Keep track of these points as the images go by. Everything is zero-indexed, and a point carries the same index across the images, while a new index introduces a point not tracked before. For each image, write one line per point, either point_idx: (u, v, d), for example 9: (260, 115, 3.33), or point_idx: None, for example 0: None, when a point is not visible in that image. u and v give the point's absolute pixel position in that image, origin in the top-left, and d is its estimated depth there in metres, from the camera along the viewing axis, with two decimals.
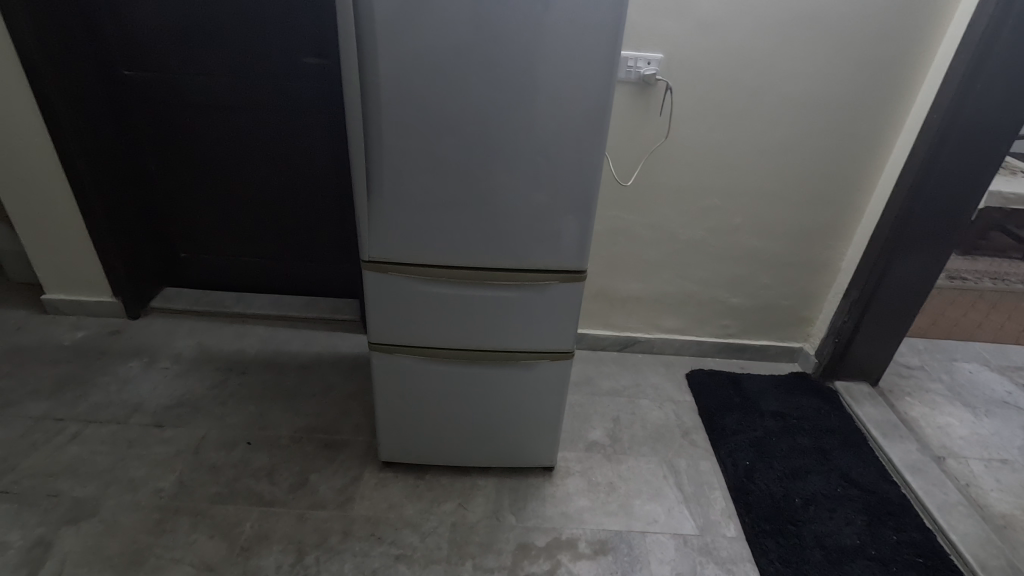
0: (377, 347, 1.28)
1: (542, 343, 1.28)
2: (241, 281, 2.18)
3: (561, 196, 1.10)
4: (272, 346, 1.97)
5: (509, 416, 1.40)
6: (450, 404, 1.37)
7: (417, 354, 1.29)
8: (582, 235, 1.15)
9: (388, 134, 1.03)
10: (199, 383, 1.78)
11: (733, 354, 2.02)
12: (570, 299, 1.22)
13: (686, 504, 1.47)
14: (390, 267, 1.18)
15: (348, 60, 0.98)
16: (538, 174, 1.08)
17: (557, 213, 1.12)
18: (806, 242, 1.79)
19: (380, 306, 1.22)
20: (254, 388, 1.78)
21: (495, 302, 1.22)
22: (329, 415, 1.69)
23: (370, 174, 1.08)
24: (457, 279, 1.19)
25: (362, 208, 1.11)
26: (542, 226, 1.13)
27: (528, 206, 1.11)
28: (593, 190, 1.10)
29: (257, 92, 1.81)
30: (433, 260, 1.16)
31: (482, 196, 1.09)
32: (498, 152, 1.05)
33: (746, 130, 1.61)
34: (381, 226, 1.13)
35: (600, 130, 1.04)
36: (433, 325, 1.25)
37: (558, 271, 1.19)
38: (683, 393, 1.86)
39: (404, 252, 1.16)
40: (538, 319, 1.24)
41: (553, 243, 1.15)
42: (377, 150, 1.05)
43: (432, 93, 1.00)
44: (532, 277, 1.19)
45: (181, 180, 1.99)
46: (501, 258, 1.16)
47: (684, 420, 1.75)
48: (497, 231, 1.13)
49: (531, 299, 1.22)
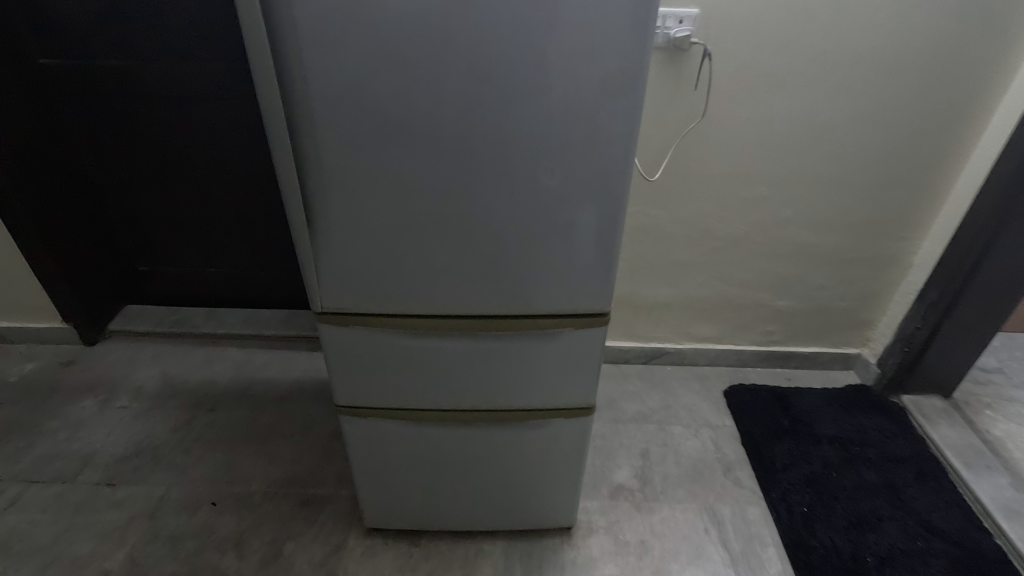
0: (346, 410, 1.02)
1: (555, 399, 1.01)
2: (210, 295, 1.91)
3: (575, 215, 0.80)
4: (245, 373, 1.72)
5: (518, 477, 1.14)
6: (444, 467, 1.11)
7: (398, 417, 1.02)
8: (607, 264, 0.85)
9: (328, 146, 0.73)
10: (160, 425, 1.54)
11: (778, 362, 1.73)
12: (591, 348, 0.94)
13: (735, 570, 1.23)
14: (350, 318, 0.89)
15: (258, 49, 0.67)
16: (543, 188, 0.77)
17: (571, 237, 0.82)
18: (872, 235, 1.48)
19: (344, 364, 0.95)
20: (223, 429, 1.54)
21: (491, 354, 0.94)
22: (309, 462, 1.44)
23: (308, 201, 0.78)
24: (443, 331, 0.91)
25: (304, 247, 0.83)
26: (552, 253, 0.83)
27: (532, 231, 0.81)
28: (622, 204, 0.79)
29: (201, 78, 1.50)
30: (407, 308, 0.88)
31: (466, 220, 0.80)
32: (483, 167, 0.75)
33: (804, 101, 1.27)
34: (332, 268, 0.84)
35: (633, 126, 0.72)
36: (416, 385, 0.98)
37: (574, 313, 0.90)
38: (721, 415, 1.59)
39: (367, 299, 0.87)
40: (550, 373, 0.97)
41: (568, 274, 0.85)
42: (316, 170, 0.75)
43: (384, 86, 0.69)
44: (539, 324, 0.91)
45: (127, 187, 1.71)
46: (497, 299, 0.88)
47: (725, 451, 1.49)
48: (491, 263, 0.84)
49: (540, 349, 0.94)
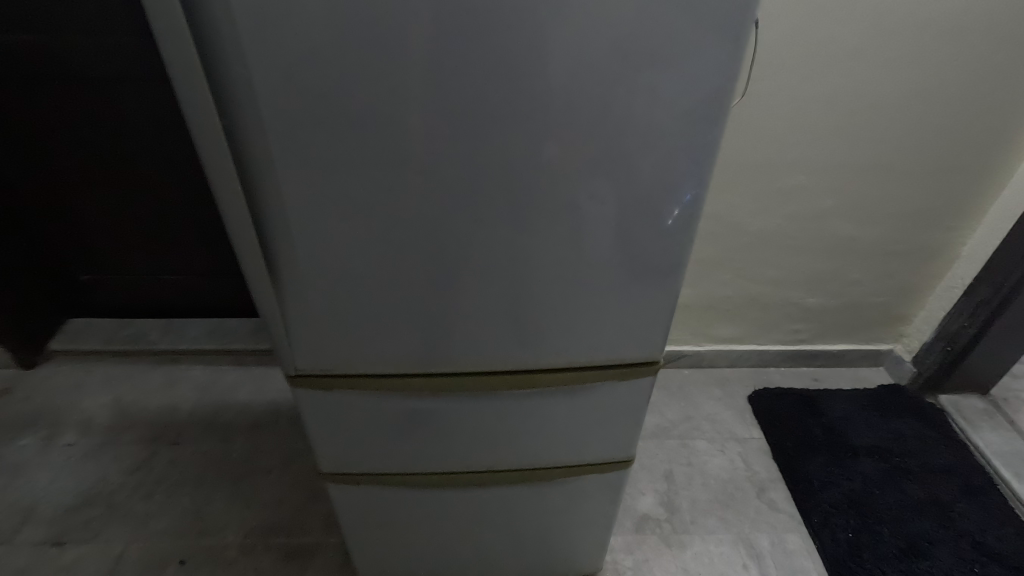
0: (334, 479, 0.84)
1: (588, 456, 0.84)
2: (168, 306, 1.66)
3: (607, 227, 0.59)
4: (211, 396, 1.51)
5: (539, 532, 0.98)
6: (453, 528, 0.95)
7: (395, 484, 0.84)
8: (647, 284, 0.64)
9: (282, 166, 0.53)
10: (114, 466, 1.34)
11: (804, 361, 1.59)
12: (633, 401, 0.77)
13: None
14: (328, 381, 0.70)
15: (178, 45, 0.46)
16: (562, 196, 0.56)
17: (601, 255, 0.61)
18: (918, 224, 1.31)
19: (328, 431, 0.77)
20: (189, 467, 1.34)
21: (509, 413, 0.77)
22: (290, 504, 1.26)
23: (265, 241, 0.58)
24: (449, 392, 0.73)
25: (265, 300, 0.63)
26: (574, 277, 0.63)
27: (548, 253, 0.60)
28: (671, 210, 0.58)
29: (131, 50, 1.23)
30: (400, 367, 0.69)
31: (458, 244, 0.59)
32: (497, 199, 0.56)
33: (858, 75, 1.08)
34: (302, 322, 0.65)
35: (693, 108, 0.51)
36: (414, 449, 0.80)
37: (603, 352, 0.71)
38: (748, 426, 1.44)
39: (348, 358, 0.68)
40: (581, 428, 0.80)
41: (595, 301, 0.65)
42: (272, 202, 0.55)
43: (351, 77, 0.48)
44: (572, 379, 0.73)
45: (54, 187, 1.44)
46: (513, 345, 0.69)
47: (755, 469, 1.35)
48: (493, 293, 0.63)
49: (570, 405, 0.76)
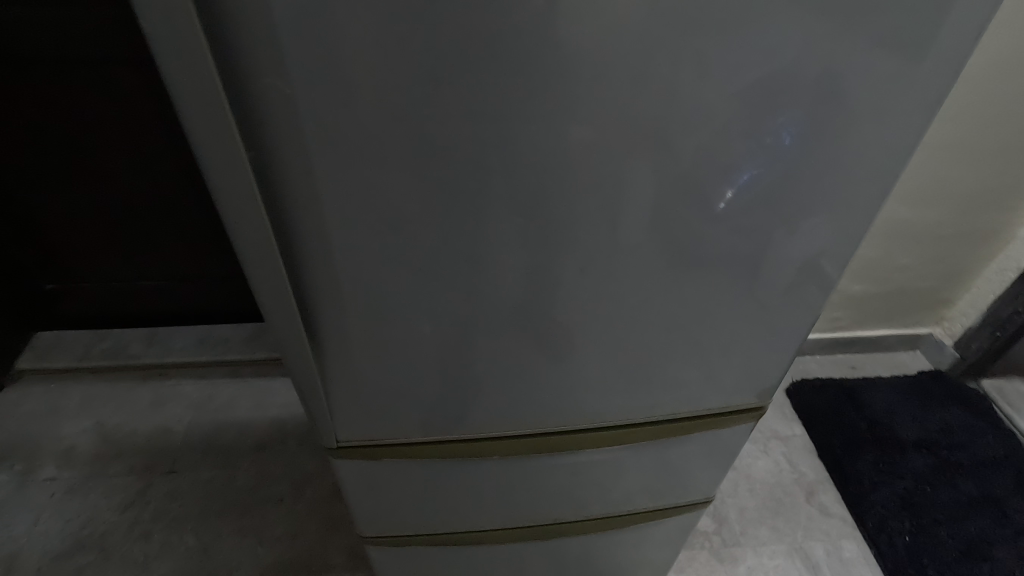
0: (380, 532, 0.74)
1: (670, 495, 0.78)
2: (149, 313, 1.49)
3: (639, 219, 0.44)
4: (206, 415, 1.37)
5: (598, 558, 0.92)
6: (508, 561, 0.88)
7: (450, 534, 0.78)
8: (696, 288, 0.50)
9: (343, 221, 0.41)
10: (105, 503, 1.20)
11: (840, 349, 1.51)
12: (723, 445, 0.71)
13: None
14: (390, 451, 0.62)
15: (186, 60, 0.32)
16: (575, 183, 0.41)
17: (632, 255, 0.46)
18: (977, 206, 1.22)
19: (376, 492, 0.68)
20: (190, 499, 1.21)
21: (578, 468, 0.69)
22: (308, 536, 1.15)
23: (318, 306, 0.47)
24: (530, 454, 0.65)
25: (304, 360, 0.52)
26: (600, 285, 0.48)
27: (563, 257, 0.45)
28: (724, 194, 0.43)
29: (87, 24, 1.04)
30: (477, 429, 0.61)
31: (444, 254, 0.44)
32: (590, 254, 0.46)
33: None
34: (361, 391, 0.55)
35: (822, 130, 0.40)
36: (478, 504, 0.73)
37: (639, 370, 0.57)
38: (790, 423, 1.37)
39: (415, 425, 0.59)
40: (668, 472, 0.73)
41: (630, 312, 0.51)
42: (332, 263, 0.44)
43: (433, 107, 0.35)
44: (668, 433, 0.66)
45: (7, 186, 1.24)
46: (601, 399, 0.59)
47: (802, 470, 1.28)
48: (495, 312, 0.49)
49: (644, 456, 0.69)
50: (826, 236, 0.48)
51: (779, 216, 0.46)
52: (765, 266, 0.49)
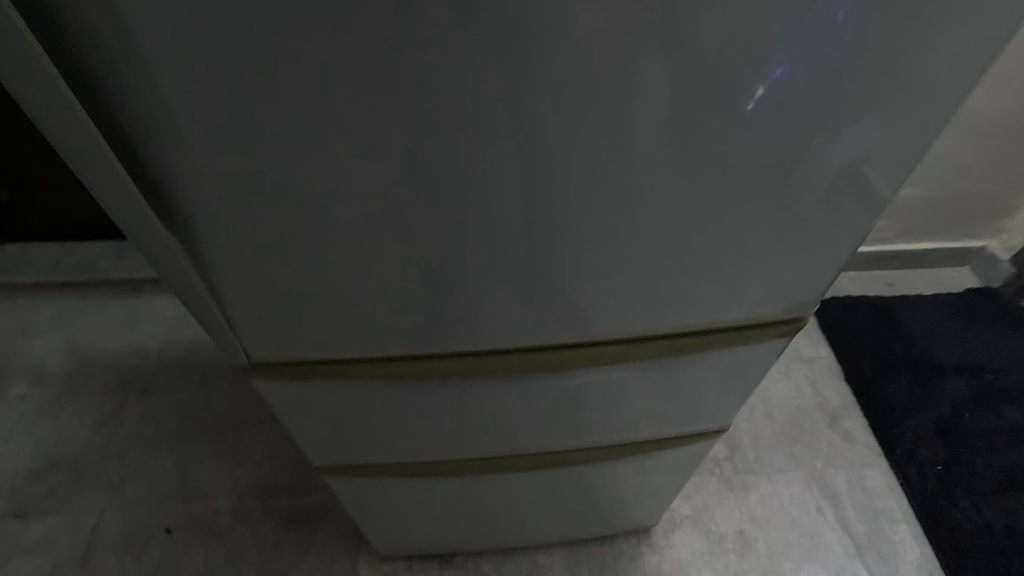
0: (341, 460, 0.65)
1: (677, 424, 0.67)
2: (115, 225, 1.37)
3: (631, 129, 0.29)
4: (182, 332, 1.28)
5: (595, 488, 0.83)
6: (493, 491, 0.79)
7: (415, 463, 0.68)
8: (713, 219, 0.36)
9: (214, 134, 0.28)
10: (78, 421, 1.14)
11: (878, 265, 1.35)
12: (746, 367, 0.58)
13: (863, 561, 0.96)
14: (320, 373, 0.47)
15: None
16: (524, 72, 0.26)
17: (622, 178, 0.32)
18: None
19: (324, 420, 0.57)
20: (166, 419, 1.14)
21: (565, 394, 0.57)
22: (289, 459, 1.09)
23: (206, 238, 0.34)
24: (508, 376, 0.51)
25: (180, 277, 0.38)
26: (579, 224, 0.35)
27: (523, 176, 0.32)
28: (752, 93, 0.28)
29: None
30: (431, 351, 0.46)
31: (347, 176, 0.30)
32: (574, 201, 0.33)
33: None
34: (255, 310, 0.40)
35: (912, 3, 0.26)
36: (449, 433, 0.62)
37: (632, 301, 0.43)
38: (815, 343, 1.24)
39: (347, 347, 0.45)
40: (676, 398, 0.61)
41: (622, 254, 0.38)
42: (191, 169, 0.30)
43: None
44: (687, 353, 0.51)
45: None
46: (595, 321, 0.45)
47: (825, 395, 1.16)
48: (437, 250, 0.36)
49: (646, 380, 0.56)
50: (913, 148, 0.33)
51: (842, 121, 0.31)
52: (813, 191, 0.35)
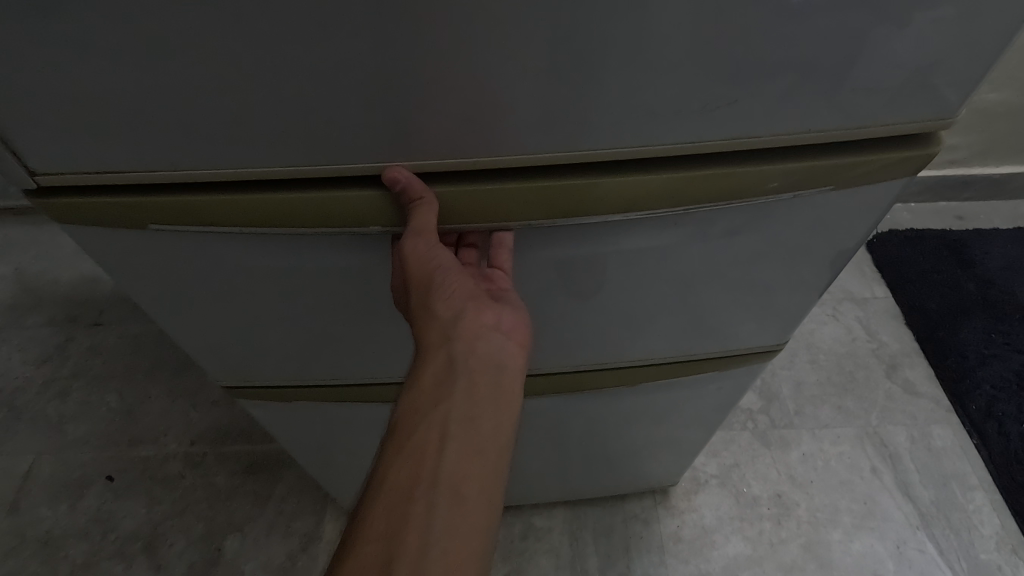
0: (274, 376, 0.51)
1: (705, 340, 0.51)
2: None
3: (677, 17, 0.27)
4: None
5: (600, 440, 0.67)
6: None
7: (365, 388, 0.53)
8: (764, 136, 0.33)
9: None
10: (19, 357, 1.01)
11: (945, 194, 1.14)
12: (803, 248, 0.42)
13: (929, 534, 0.79)
14: (197, 201, 0.34)
15: None
16: None
17: (664, 81, 0.30)
18: None
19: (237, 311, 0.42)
20: (116, 356, 1.01)
21: (555, 280, 0.42)
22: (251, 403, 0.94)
23: (106, 69, 0.27)
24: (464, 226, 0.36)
25: None
26: (607, 133, 0.32)
27: (547, 43, 0.27)
28: None
29: None
30: (349, 167, 0.33)
31: (356, 67, 0.28)
32: (606, 106, 0.30)
33: None
34: (93, 84, 0.28)
35: None
36: (401, 339, 0.47)
37: (648, 146, 0.33)
38: (869, 284, 1.05)
39: (226, 153, 0.31)
40: (705, 297, 0.45)
41: (653, 172, 0.34)
42: None
43: None
44: (722, 198, 0.36)
45: None
46: (590, 146, 0.32)
47: (879, 339, 0.98)
48: (443, 154, 0.32)
49: (664, 260, 0.41)
50: (985, 45, 0.30)
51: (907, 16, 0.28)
52: (879, 102, 0.32)
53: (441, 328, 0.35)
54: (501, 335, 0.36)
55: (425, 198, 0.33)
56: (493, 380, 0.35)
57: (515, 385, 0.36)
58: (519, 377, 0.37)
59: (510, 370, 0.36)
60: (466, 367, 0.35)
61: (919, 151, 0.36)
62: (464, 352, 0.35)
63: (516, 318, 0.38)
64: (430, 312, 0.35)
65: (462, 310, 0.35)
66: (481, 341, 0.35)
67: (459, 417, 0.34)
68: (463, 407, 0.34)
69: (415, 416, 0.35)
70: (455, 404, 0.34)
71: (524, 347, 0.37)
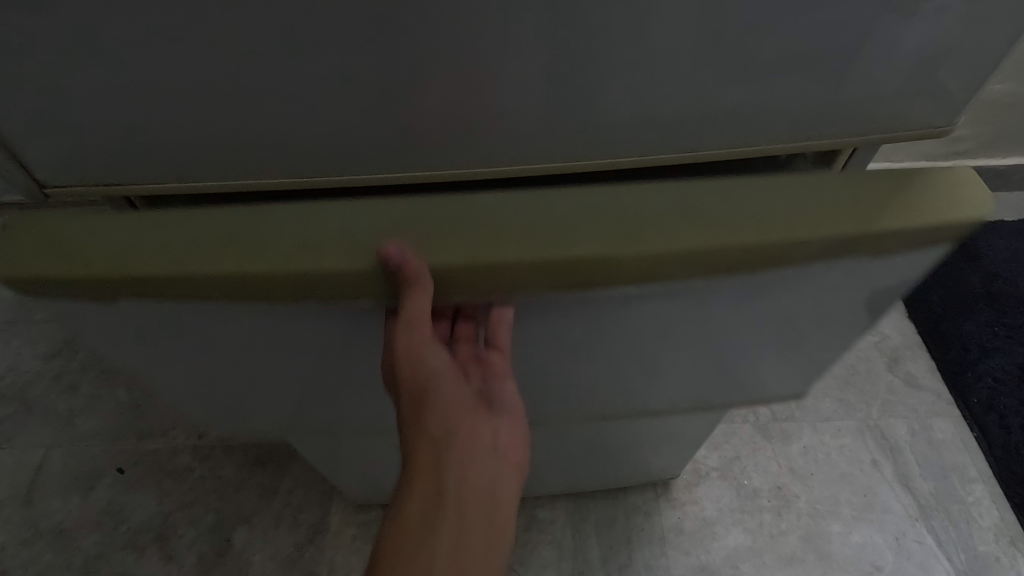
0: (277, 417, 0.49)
1: (733, 395, 0.50)
2: None
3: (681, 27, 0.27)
4: None
5: (601, 434, 0.68)
6: None
7: None
8: (769, 143, 0.34)
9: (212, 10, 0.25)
10: (28, 351, 1.02)
11: None
12: (848, 330, 0.40)
13: (928, 525, 0.80)
14: (170, 269, 0.29)
15: None
16: None
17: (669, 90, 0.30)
18: None
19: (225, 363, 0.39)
20: None
21: (580, 346, 0.40)
22: None
23: (122, 87, 0.28)
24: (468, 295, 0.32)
25: None
26: (615, 141, 0.33)
27: (553, 53, 0.28)
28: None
29: None
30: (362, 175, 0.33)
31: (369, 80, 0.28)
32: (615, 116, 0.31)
33: None
34: (109, 101, 0.28)
35: None
36: None
37: (655, 153, 0.34)
38: None
39: (241, 163, 0.32)
40: (728, 351, 0.42)
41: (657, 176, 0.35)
42: None
43: None
44: (769, 266, 0.31)
45: None
46: (597, 152, 0.33)
47: (882, 332, 0.98)
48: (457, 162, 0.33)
49: (699, 332, 0.39)
50: (986, 50, 0.30)
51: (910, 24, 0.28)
52: (881, 109, 0.32)
53: (434, 450, 0.34)
54: (495, 457, 0.36)
55: (423, 283, 0.30)
56: (484, 508, 0.35)
57: (506, 514, 0.36)
58: (513, 498, 0.37)
59: (501, 496, 0.36)
60: (457, 496, 0.34)
61: (984, 202, 0.30)
62: (456, 479, 0.34)
63: (511, 437, 0.38)
64: (423, 431, 0.35)
65: (456, 429, 0.35)
66: (474, 466, 0.35)
67: (448, 550, 0.33)
68: (453, 538, 0.34)
69: (402, 546, 0.34)
70: (444, 539, 0.34)
71: (515, 470, 0.37)
